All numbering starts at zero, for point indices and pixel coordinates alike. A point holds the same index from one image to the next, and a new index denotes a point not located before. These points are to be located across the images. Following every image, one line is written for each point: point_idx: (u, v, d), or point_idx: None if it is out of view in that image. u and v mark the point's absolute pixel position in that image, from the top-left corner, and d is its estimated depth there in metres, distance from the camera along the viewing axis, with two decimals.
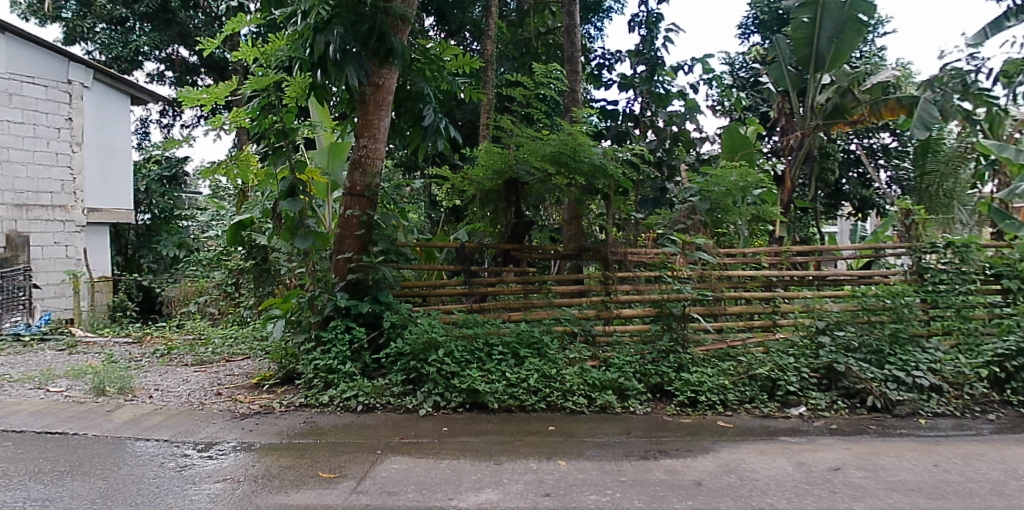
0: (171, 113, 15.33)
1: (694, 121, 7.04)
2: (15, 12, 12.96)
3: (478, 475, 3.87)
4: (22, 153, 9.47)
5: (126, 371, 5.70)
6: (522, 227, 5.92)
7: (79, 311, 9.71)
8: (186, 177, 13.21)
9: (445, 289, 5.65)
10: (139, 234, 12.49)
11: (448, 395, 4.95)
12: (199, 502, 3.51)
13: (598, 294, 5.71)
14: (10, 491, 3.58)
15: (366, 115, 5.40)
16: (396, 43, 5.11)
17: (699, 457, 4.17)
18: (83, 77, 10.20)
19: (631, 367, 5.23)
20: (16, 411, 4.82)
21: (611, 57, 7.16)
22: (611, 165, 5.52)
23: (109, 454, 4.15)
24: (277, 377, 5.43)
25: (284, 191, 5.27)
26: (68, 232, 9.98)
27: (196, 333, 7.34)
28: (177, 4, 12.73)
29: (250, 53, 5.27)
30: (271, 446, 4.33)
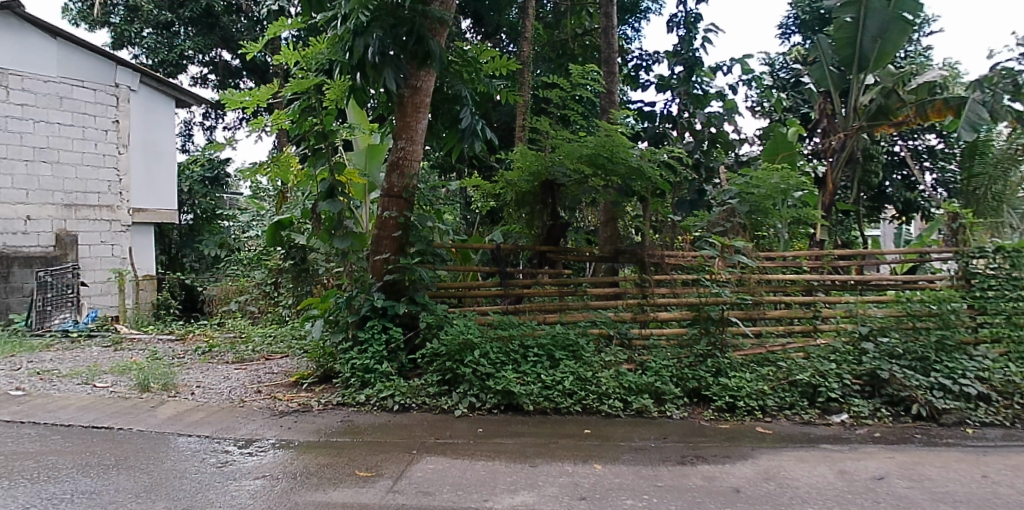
0: (214, 116, 15.69)
1: (732, 122, 6.94)
2: (65, 18, 13.35)
3: (513, 477, 3.86)
4: (72, 155, 9.77)
5: (170, 368, 5.84)
6: (558, 228, 5.93)
7: (123, 308, 10.15)
8: (229, 178, 13.49)
9: (480, 290, 5.66)
10: (182, 234, 12.78)
11: (483, 396, 4.95)
12: (239, 498, 3.56)
13: (635, 296, 5.66)
14: (58, 483, 3.68)
15: (404, 118, 5.44)
16: (435, 46, 5.14)
17: (737, 463, 4.10)
18: (130, 81, 10.49)
19: (667, 371, 5.17)
20: (65, 405, 4.96)
21: (649, 58, 7.12)
22: (648, 168, 5.45)
23: (152, 449, 4.24)
24: (315, 376, 5.50)
25: (324, 192, 5.33)
26: (114, 231, 10.27)
27: (237, 331, 7.49)
28: (221, 9, 13.10)
29: (291, 57, 5.33)
30: (309, 443, 4.39)
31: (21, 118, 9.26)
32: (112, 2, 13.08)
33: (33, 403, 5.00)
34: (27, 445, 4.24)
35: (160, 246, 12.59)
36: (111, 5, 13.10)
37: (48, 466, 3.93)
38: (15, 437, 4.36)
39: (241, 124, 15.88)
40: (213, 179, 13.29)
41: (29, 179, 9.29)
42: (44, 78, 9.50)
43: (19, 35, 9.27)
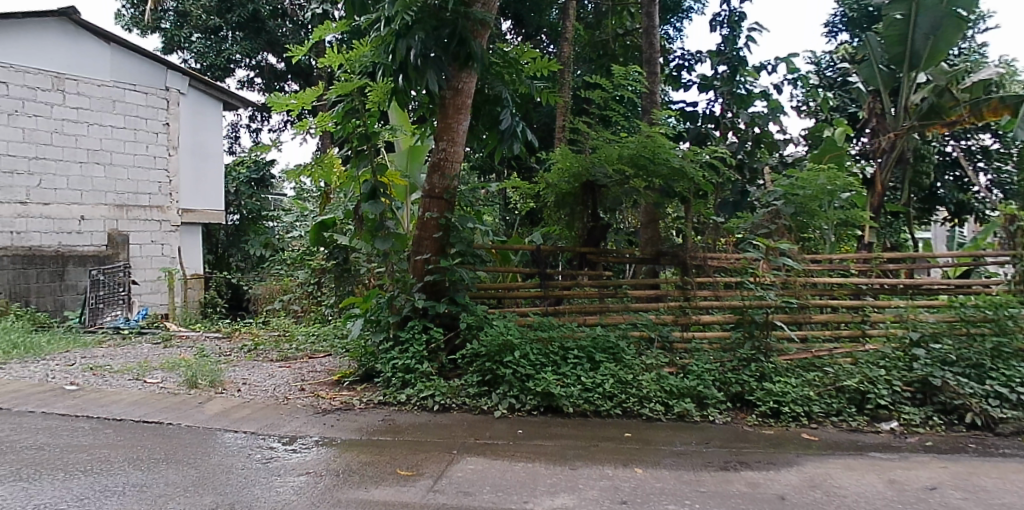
0: (259, 118, 16.03)
1: (777, 122, 6.82)
2: (119, 24, 13.81)
3: (554, 479, 3.84)
4: (124, 156, 10.07)
5: (217, 365, 5.96)
6: (599, 230, 5.89)
7: (173, 306, 10.32)
8: (273, 179, 13.78)
9: (520, 292, 5.64)
10: (228, 234, 13.09)
11: (523, 397, 4.94)
12: (283, 493, 3.61)
13: (676, 299, 5.58)
14: (111, 476, 3.78)
15: (445, 119, 5.48)
16: (476, 47, 5.18)
17: (782, 470, 4.01)
18: (180, 84, 10.77)
19: (710, 375, 5.07)
20: (117, 400, 5.10)
21: (690, 58, 7.04)
22: (691, 169, 5.35)
23: (200, 444, 4.33)
24: (357, 375, 5.56)
25: (366, 193, 5.39)
26: (164, 231, 10.55)
27: (281, 330, 7.62)
28: (268, 14, 13.47)
29: (335, 60, 5.40)
30: (351, 441, 4.43)
31: (77, 121, 9.58)
32: (163, 8, 13.37)
33: (88, 397, 5.15)
34: (81, 438, 4.36)
35: (207, 246, 12.91)
36: (161, 11, 13.48)
37: (101, 458, 4.04)
38: (69, 430, 4.49)
39: (286, 127, 16.20)
40: (259, 181, 13.65)
41: (83, 180, 9.61)
42: (98, 83, 9.81)
43: (74, 41, 9.59)
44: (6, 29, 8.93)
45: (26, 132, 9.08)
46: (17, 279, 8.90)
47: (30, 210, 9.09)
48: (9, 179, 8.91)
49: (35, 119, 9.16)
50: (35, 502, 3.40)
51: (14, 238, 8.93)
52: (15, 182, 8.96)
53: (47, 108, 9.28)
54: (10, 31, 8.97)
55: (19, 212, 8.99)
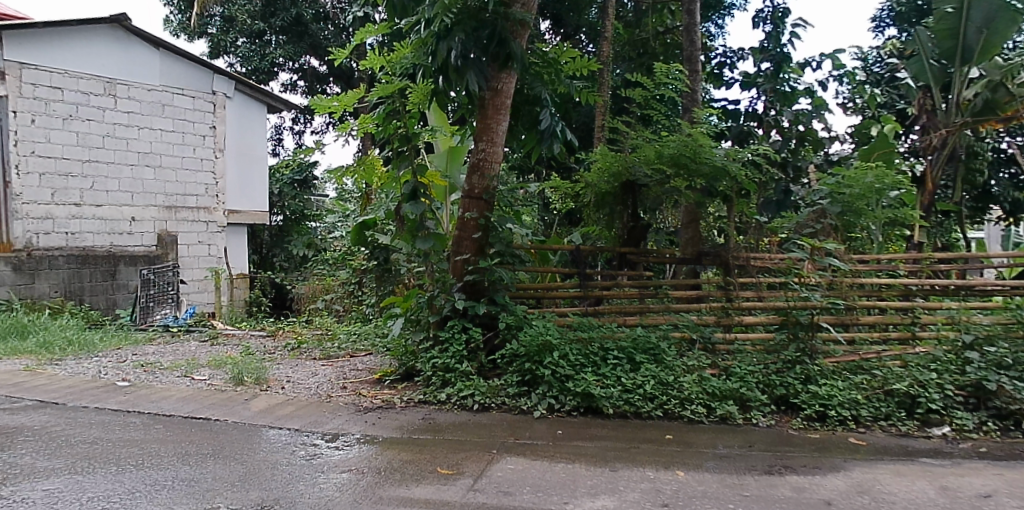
0: (302, 121, 16.33)
1: (822, 119, 6.69)
2: (168, 30, 14.27)
3: (594, 481, 3.81)
4: (173, 159, 10.38)
5: (262, 363, 6.08)
6: (639, 230, 5.85)
7: (219, 304, 10.69)
8: (316, 180, 14.04)
9: (559, 292, 5.63)
10: (272, 235, 13.37)
11: (562, 398, 4.93)
12: (326, 490, 3.66)
13: (718, 300, 5.50)
14: (161, 470, 3.88)
15: (485, 119, 5.47)
16: (516, 47, 5.18)
17: (828, 475, 3.92)
18: (226, 88, 11.03)
19: (753, 377, 4.97)
20: (167, 396, 5.24)
21: (732, 55, 6.96)
22: (734, 167, 5.26)
23: (246, 440, 4.42)
24: (397, 374, 5.62)
25: (407, 194, 5.42)
26: (210, 232, 10.91)
27: (324, 328, 7.74)
28: (311, 17, 13.71)
29: (376, 62, 5.46)
30: (392, 439, 4.47)
31: (128, 125, 9.87)
32: (209, 14, 13.86)
33: (139, 393, 5.30)
34: (133, 432, 4.49)
35: (251, 247, 13.20)
36: (208, 17, 13.84)
37: (151, 453, 4.14)
38: (121, 425, 4.63)
39: (328, 129, 16.47)
40: (302, 182, 13.96)
41: (133, 182, 9.90)
42: (148, 87, 10.10)
43: (125, 48, 9.87)
44: (61, 35, 9.21)
45: (80, 136, 9.36)
46: (72, 279, 9.13)
47: (84, 211, 9.38)
48: (64, 182, 9.19)
49: (88, 123, 9.44)
50: (89, 495, 3.50)
51: (69, 238, 9.22)
52: (70, 184, 9.24)
53: (100, 113, 9.57)
54: (65, 37, 9.23)
55: (74, 213, 9.28)
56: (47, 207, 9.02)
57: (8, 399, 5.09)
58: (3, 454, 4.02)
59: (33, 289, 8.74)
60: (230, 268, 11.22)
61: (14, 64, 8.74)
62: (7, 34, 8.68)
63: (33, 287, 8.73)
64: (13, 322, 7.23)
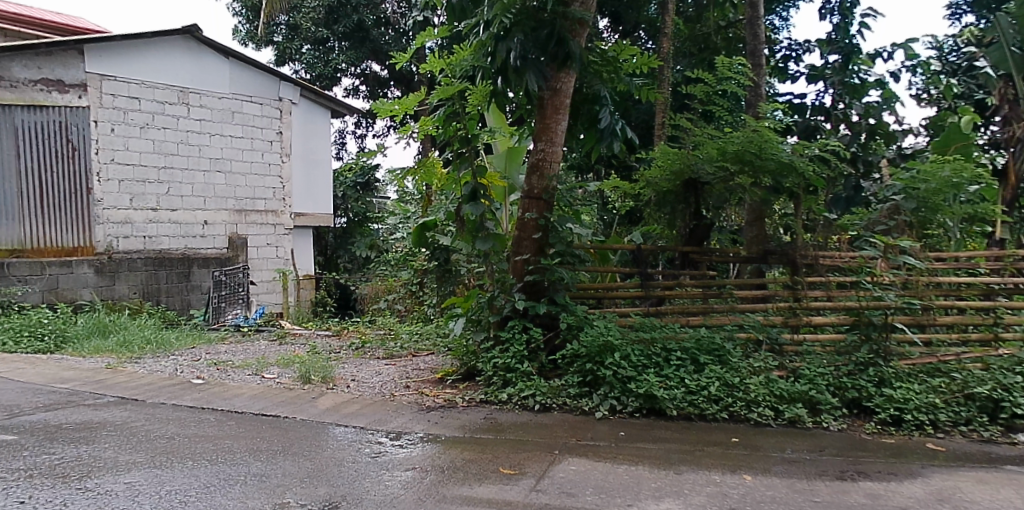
0: (365, 124, 16.68)
1: (893, 112, 6.45)
2: (236, 39, 14.79)
3: (658, 483, 3.76)
4: (242, 164, 10.85)
5: (329, 362, 6.23)
6: (701, 229, 5.74)
7: (287, 305, 11.34)
8: (378, 183, 14.39)
9: (620, 291, 5.58)
10: (337, 236, 13.77)
11: (625, 399, 4.87)
12: (391, 487, 3.71)
13: (786, 299, 5.35)
14: (234, 465, 4.01)
15: (545, 119, 5.46)
16: (575, 47, 5.15)
17: (905, 482, 3.76)
18: (291, 94, 11.50)
19: (823, 379, 4.82)
20: (238, 394, 5.42)
21: (798, 48, 6.92)
22: (802, 163, 5.11)
23: (314, 437, 4.53)
24: (459, 373, 5.67)
25: (467, 194, 5.47)
26: (278, 234, 11.41)
27: (387, 328, 7.89)
28: (372, 23, 13.98)
29: (436, 65, 5.51)
30: (455, 439, 4.50)
31: (200, 132, 10.31)
32: (275, 22, 14.33)
33: (212, 391, 5.50)
34: (207, 429, 4.66)
35: (317, 248, 13.66)
36: (274, 25, 14.32)
37: (224, 449, 4.29)
38: (196, 421, 4.81)
39: (389, 133, 16.80)
40: (364, 185, 14.29)
41: (206, 187, 10.37)
42: (219, 95, 10.54)
43: (197, 57, 10.30)
44: (137, 48, 9.61)
45: (156, 143, 9.81)
46: (149, 281, 9.51)
47: (160, 216, 9.84)
48: (141, 188, 9.63)
49: (163, 131, 9.88)
50: (167, 488, 3.65)
51: (146, 242, 9.67)
52: (147, 189, 9.69)
53: (174, 121, 10.01)
54: (141, 49, 9.65)
55: (150, 218, 9.74)
56: (126, 212, 9.45)
57: (92, 395, 5.35)
58: (89, 448, 4.22)
59: (113, 291, 9.09)
60: (297, 270, 11.77)
61: (95, 76, 9.17)
62: (89, 48, 9.11)
63: (113, 289, 9.08)
64: (95, 321, 7.62)
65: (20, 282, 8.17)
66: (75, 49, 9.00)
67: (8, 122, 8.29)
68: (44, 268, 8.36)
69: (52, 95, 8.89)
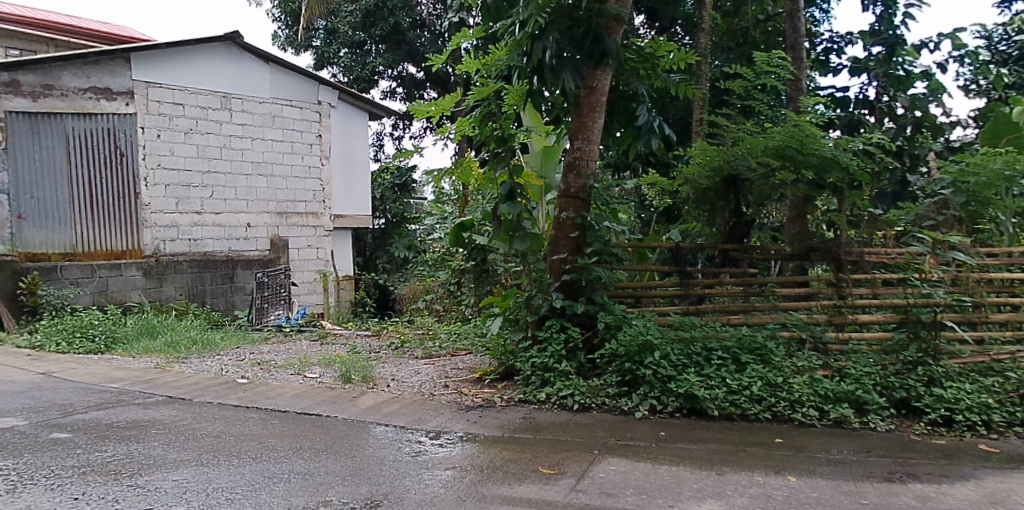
0: (401, 126, 16.84)
1: (940, 103, 6.29)
2: (276, 44, 15.09)
3: (700, 484, 3.71)
4: (283, 167, 11.05)
5: (368, 362, 6.30)
6: (742, 226, 5.64)
7: (327, 306, 11.56)
8: (415, 184, 14.54)
9: (659, 290, 5.54)
10: (375, 238, 13.97)
11: (665, 399, 4.82)
12: (431, 487, 3.74)
13: (830, 297, 5.28)
14: (278, 463, 4.07)
15: (581, 118, 5.44)
16: (611, 43, 5.10)
17: (957, 484, 3.65)
18: (330, 97, 11.71)
19: (870, 379, 4.70)
20: (282, 393, 5.52)
21: (840, 40, 6.93)
22: (846, 158, 5.00)
23: (355, 436, 4.59)
24: (497, 373, 5.68)
25: (504, 194, 5.46)
26: (318, 236, 11.63)
27: (425, 327, 7.96)
28: (408, 25, 14.11)
29: (472, 65, 5.55)
30: (494, 438, 4.52)
31: (242, 136, 10.53)
32: (314, 27, 14.63)
33: (256, 390, 5.61)
34: (252, 427, 4.75)
35: (356, 249, 13.87)
36: (313, 30, 14.62)
37: (269, 447, 4.37)
38: (242, 420, 4.91)
39: (425, 133, 16.94)
40: (401, 186, 14.44)
41: (248, 190, 10.58)
42: (259, 100, 10.75)
43: (238, 63, 10.52)
44: (180, 55, 9.85)
45: (199, 148, 10.01)
46: (194, 281, 9.78)
47: (205, 219, 10.03)
48: (186, 191, 9.84)
49: (206, 136, 10.09)
50: (214, 486, 3.73)
51: (191, 245, 9.86)
52: (191, 193, 9.90)
53: (217, 125, 10.22)
54: (185, 56, 9.89)
55: (195, 221, 9.94)
56: (172, 216, 9.68)
57: (142, 394, 5.51)
58: (138, 447, 4.34)
59: (161, 292, 9.36)
60: (336, 270, 12.00)
61: (141, 83, 9.42)
62: (135, 56, 9.37)
63: (161, 290, 9.35)
64: (144, 322, 7.84)
65: (73, 284, 8.46)
66: (122, 57, 9.25)
67: (58, 130, 8.65)
68: (95, 270, 8.64)
69: (100, 103, 9.08)
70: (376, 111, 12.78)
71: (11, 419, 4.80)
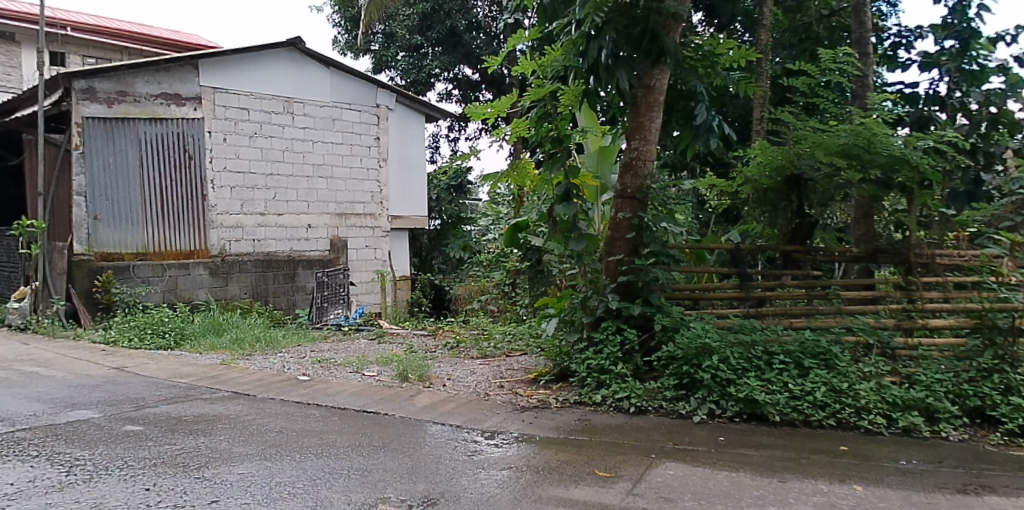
0: (457, 127, 17.01)
1: (1019, 98, 5.99)
2: (336, 49, 15.44)
3: (761, 492, 3.62)
4: (342, 170, 11.29)
5: (425, 361, 6.38)
6: (805, 227, 5.52)
7: (384, 305, 11.88)
8: (470, 185, 14.67)
9: (717, 292, 5.43)
10: (431, 238, 14.15)
11: (723, 403, 4.74)
12: (487, 486, 3.75)
13: (898, 301, 5.11)
14: (338, 460, 4.15)
15: (638, 117, 5.39)
16: (669, 42, 5.01)
17: None
18: (388, 101, 11.95)
19: (941, 386, 4.52)
20: (341, 390, 5.63)
21: (909, 34, 6.71)
22: (916, 156, 4.82)
23: (412, 434, 4.65)
24: (553, 374, 5.68)
25: (560, 195, 5.44)
26: (376, 236, 11.84)
27: (481, 327, 8.01)
28: (463, 27, 14.25)
29: (528, 66, 5.56)
30: (549, 439, 4.51)
31: (303, 139, 10.80)
32: (373, 31, 14.94)
33: (318, 387, 5.74)
34: (313, 424, 4.86)
35: (412, 250, 14.07)
36: (371, 34, 14.92)
37: (329, 444, 4.46)
38: (303, 416, 5.03)
39: (480, 135, 17.06)
40: (457, 187, 14.56)
41: (310, 192, 10.84)
42: (320, 104, 11.02)
43: (300, 67, 10.80)
44: (246, 60, 10.16)
45: (263, 151, 10.31)
46: (258, 281, 10.08)
47: (268, 220, 10.33)
48: (251, 193, 10.14)
49: (270, 139, 10.39)
50: (277, 480, 3.82)
51: (255, 245, 10.14)
52: (256, 195, 10.19)
53: (280, 129, 10.51)
54: (250, 61, 10.19)
55: (259, 222, 10.22)
56: (237, 217, 9.97)
57: (209, 389, 5.70)
58: (205, 440, 4.48)
59: (226, 291, 9.68)
60: (394, 271, 12.20)
61: (209, 89, 9.75)
62: (202, 63, 9.69)
63: (226, 289, 9.67)
64: (211, 319, 8.12)
65: (144, 282, 8.87)
66: (191, 64, 9.57)
67: (130, 135, 9.03)
68: (165, 270, 9.04)
69: (171, 108, 9.42)
70: (432, 114, 12.94)
71: (88, 411, 5.03)
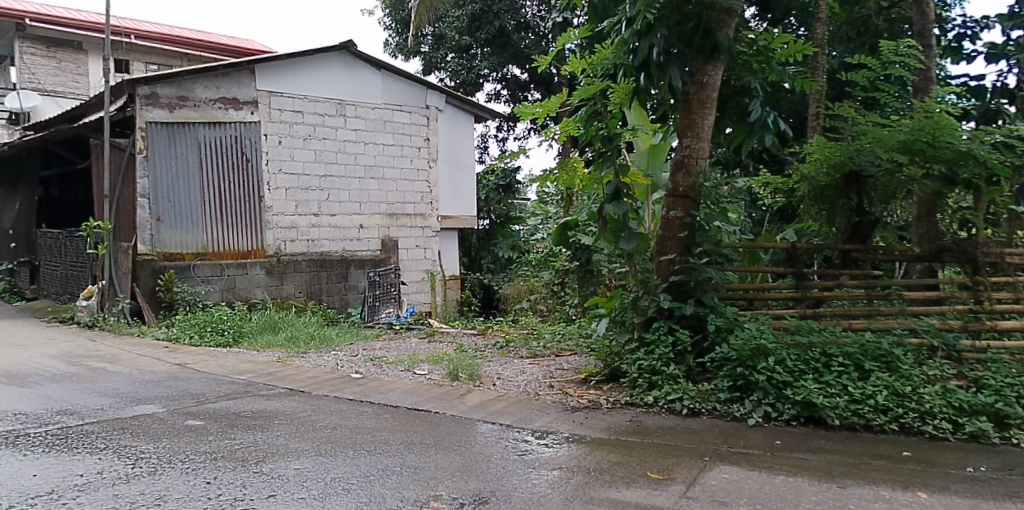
0: (506, 127, 17.05)
1: None
2: (386, 52, 15.66)
3: (819, 497, 3.52)
4: (393, 171, 11.44)
5: (475, 360, 6.42)
6: (865, 226, 5.37)
7: (435, 305, 12.15)
8: (518, 185, 14.70)
9: (773, 292, 5.32)
10: (479, 238, 14.24)
11: (780, 406, 4.62)
12: (538, 486, 3.75)
13: (964, 301, 4.95)
14: (392, 456, 4.21)
15: (689, 115, 5.31)
16: (722, 38, 4.91)
17: None
18: (438, 102, 12.06)
19: (1012, 391, 4.34)
20: (395, 388, 5.71)
21: (975, 24, 6.47)
22: (983, 151, 4.64)
23: (463, 433, 4.67)
24: (603, 374, 5.65)
25: (609, 194, 5.37)
26: (426, 236, 11.97)
27: (530, 326, 8.02)
28: (512, 27, 14.29)
29: (578, 65, 5.55)
30: (600, 440, 4.48)
31: (355, 141, 10.98)
32: (422, 33, 15.13)
33: (371, 385, 5.82)
34: (367, 420, 4.93)
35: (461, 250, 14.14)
36: (421, 36, 15.12)
37: (381, 441, 4.52)
38: (357, 413, 5.11)
39: (529, 135, 17.08)
40: (505, 187, 14.59)
41: (361, 193, 11.01)
42: (372, 106, 11.18)
43: (352, 70, 10.98)
44: (300, 65, 10.37)
45: (317, 153, 10.51)
46: (312, 280, 10.29)
47: (321, 220, 10.51)
48: (305, 194, 10.34)
49: (323, 141, 10.59)
50: (332, 476, 3.88)
51: (309, 245, 10.35)
52: (309, 196, 10.39)
53: (333, 131, 10.70)
54: (304, 65, 10.41)
55: (313, 223, 10.42)
56: (292, 217, 10.18)
57: (265, 386, 5.83)
58: (264, 435, 4.60)
59: (282, 290, 9.91)
60: (444, 270, 12.36)
61: (264, 93, 9.98)
62: (258, 67, 9.91)
63: (282, 288, 9.90)
64: (266, 318, 8.33)
65: (203, 282, 9.12)
66: (247, 69, 9.82)
67: (190, 139, 9.32)
68: (223, 269, 9.28)
69: (229, 112, 9.67)
70: (481, 114, 13.02)
71: (151, 405, 5.20)
